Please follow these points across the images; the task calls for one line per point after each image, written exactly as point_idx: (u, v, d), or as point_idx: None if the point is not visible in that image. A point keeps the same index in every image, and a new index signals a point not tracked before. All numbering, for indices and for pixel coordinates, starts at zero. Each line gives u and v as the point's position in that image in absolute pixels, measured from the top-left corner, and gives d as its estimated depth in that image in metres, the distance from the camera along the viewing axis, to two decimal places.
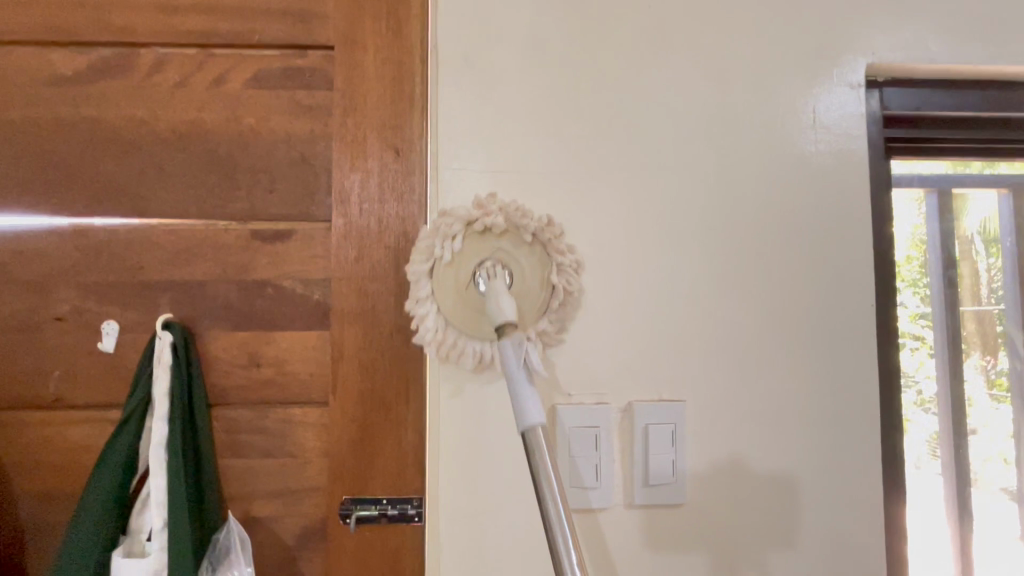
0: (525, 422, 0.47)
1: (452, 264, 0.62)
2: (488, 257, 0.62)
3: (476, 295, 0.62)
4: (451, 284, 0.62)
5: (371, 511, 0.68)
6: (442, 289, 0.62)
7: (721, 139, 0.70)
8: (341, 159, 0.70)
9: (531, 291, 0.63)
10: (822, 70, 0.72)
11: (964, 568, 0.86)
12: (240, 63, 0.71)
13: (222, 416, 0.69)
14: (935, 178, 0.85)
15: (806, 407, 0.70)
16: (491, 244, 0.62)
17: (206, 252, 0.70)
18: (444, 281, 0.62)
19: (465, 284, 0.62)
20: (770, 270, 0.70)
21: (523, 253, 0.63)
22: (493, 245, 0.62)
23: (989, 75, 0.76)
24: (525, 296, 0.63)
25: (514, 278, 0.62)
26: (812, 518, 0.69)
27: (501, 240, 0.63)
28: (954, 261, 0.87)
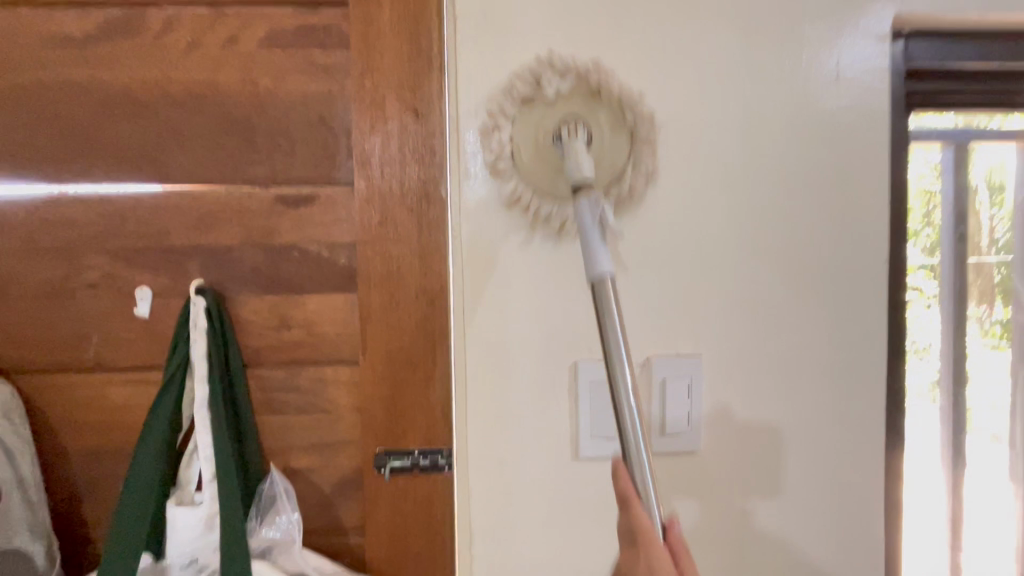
0: (595, 272, 0.50)
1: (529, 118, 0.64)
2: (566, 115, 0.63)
3: (554, 151, 0.63)
4: (530, 140, 0.64)
5: (404, 462, 0.72)
6: (524, 148, 0.64)
7: (743, 96, 0.70)
8: (361, 122, 0.70)
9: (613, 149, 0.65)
10: (848, 21, 0.70)
11: (953, 503, 0.92)
12: (253, 21, 0.69)
13: (257, 376, 0.72)
14: (953, 132, 0.85)
15: (817, 359, 0.73)
16: (569, 104, 0.64)
17: (231, 218, 0.71)
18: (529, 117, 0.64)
19: (546, 134, 0.63)
20: (786, 230, 0.71)
21: (605, 123, 0.64)
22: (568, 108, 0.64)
23: (1017, 25, 0.74)
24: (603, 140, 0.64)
25: (592, 137, 0.64)
26: (817, 462, 0.74)
27: (573, 102, 0.64)
28: (965, 215, 0.87)
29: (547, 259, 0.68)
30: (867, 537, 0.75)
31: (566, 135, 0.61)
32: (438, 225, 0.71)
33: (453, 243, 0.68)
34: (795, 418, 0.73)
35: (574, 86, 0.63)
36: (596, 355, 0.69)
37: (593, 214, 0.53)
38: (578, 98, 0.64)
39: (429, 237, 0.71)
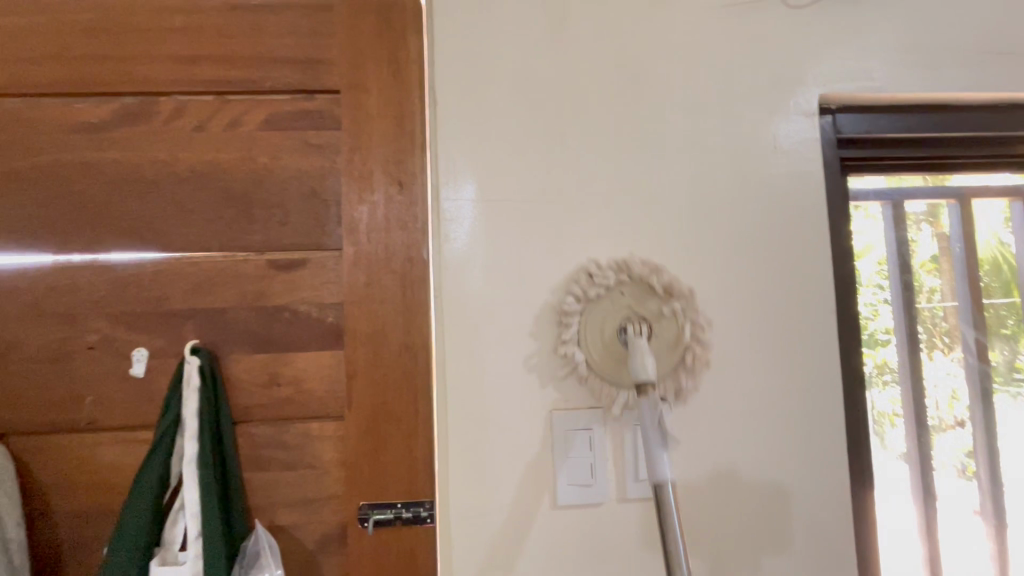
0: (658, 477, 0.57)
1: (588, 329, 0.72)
2: (640, 313, 0.73)
3: (619, 345, 0.71)
4: (600, 343, 0.72)
5: (387, 514, 0.74)
6: (593, 315, 0.72)
7: (693, 166, 0.78)
8: (350, 193, 0.77)
9: (666, 354, 0.73)
10: (780, 100, 0.80)
11: (928, 544, 0.92)
12: (254, 107, 0.78)
13: (245, 432, 0.75)
14: (890, 191, 0.94)
15: (779, 404, 0.77)
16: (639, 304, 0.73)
17: (227, 282, 0.76)
18: (591, 337, 0.72)
19: (610, 328, 0.72)
20: (742, 282, 0.78)
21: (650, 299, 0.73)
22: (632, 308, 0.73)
23: (928, 101, 0.85)
24: (664, 342, 0.73)
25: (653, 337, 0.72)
26: (787, 507, 0.76)
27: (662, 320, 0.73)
28: (909, 266, 0.95)
29: (523, 313, 0.74)
30: None
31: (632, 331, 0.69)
32: (421, 284, 0.76)
33: (432, 243, 0.75)
34: (762, 466, 0.76)
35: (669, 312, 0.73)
36: (569, 405, 0.73)
37: (655, 422, 0.59)
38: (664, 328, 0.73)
39: (412, 296, 0.76)
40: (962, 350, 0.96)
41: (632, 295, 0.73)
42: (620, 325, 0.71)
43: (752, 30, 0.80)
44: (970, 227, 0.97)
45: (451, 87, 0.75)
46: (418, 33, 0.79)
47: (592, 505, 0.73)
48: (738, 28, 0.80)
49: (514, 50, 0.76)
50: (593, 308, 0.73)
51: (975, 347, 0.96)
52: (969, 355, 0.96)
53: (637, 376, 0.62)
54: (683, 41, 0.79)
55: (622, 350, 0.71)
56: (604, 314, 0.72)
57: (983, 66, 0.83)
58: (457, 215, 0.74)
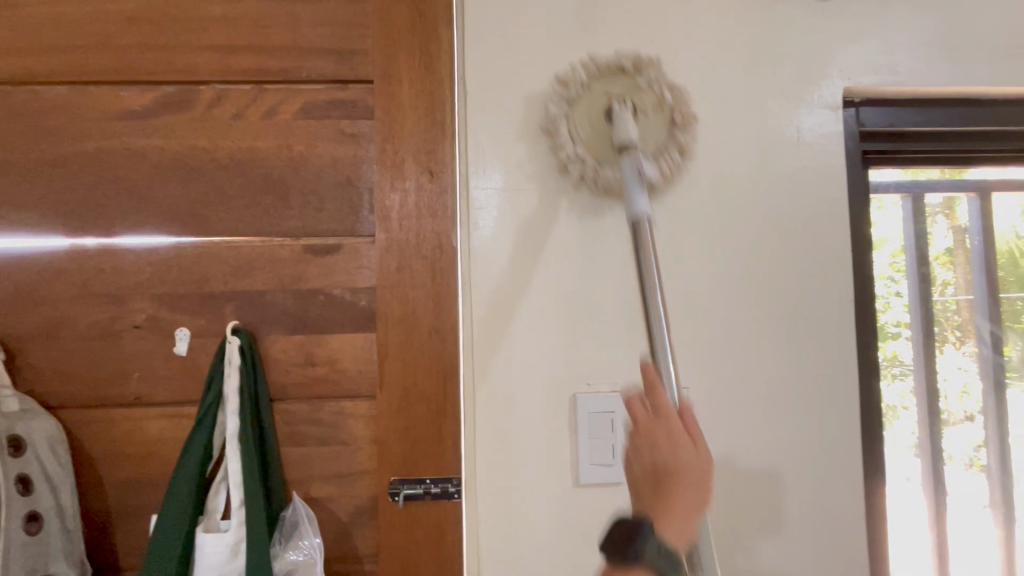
0: (635, 211, 0.65)
1: (591, 142, 0.75)
2: (618, 94, 0.76)
3: (604, 124, 0.75)
4: (588, 106, 0.76)
5: (417, 489, 0.77)
6: (579, 114, 0.75)
7: (716, 158, 0.80)
8: (382, 181, 0.80)
9: (655, 127, 0.76)
10: (804, 93, 0.81)
11: (937, 530, 0.95)
12: (290, 96, 0.80)
13: (282, 409, 0.78)
14: (910, 184, 0.95)
15: (795, 391, 0.80)
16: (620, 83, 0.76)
17: (265, 266, 0.79)
18: (581, 113, 0.76)
19: (599, 112, 0.75)
20: (762, 272, 0.80)
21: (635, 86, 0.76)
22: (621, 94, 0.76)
23: (952, 95, 0.86)
24: (652, 124, 0.76)
25: (639, 117, 0.75)
26: (800, 490, 0.79)
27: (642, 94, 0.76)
28: (927, 259, 0.96)
29: (548, 299, 0.77)
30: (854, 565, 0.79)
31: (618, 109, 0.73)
32: (450, 269, 0.79)
33: (461, 231, 0.78)
34: (777, 449, 0.79)
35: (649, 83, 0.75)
36: (592, 387, 0.77)
37: (635, 170, 0.67)
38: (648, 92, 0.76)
39: (441, 281, 0.79)
40: (977, 342, 0.97)
41: (615, 85, 0.76)
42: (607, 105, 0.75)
43: (778, 23, 0.81)
44: (989, 221, 0.98)
45: (481, 78, 0.77)
46: (448, 24, 0.81)
47: (613, 484, 0.76)
48: (764, 21, 0.81)
49: (543, 42, 0.78)
50: (580, 111, 0.76)
51: (989, 340, 0.97)
52: (984, 347, 0.97)
53: (623, 140, 0.70)
54: (709, 33, 0.80)
55: (608, 127, 0.75)
56: (593, 98, 0.76)
57: (1009, 61, 0.83)
58: (486, 205, 0.77)
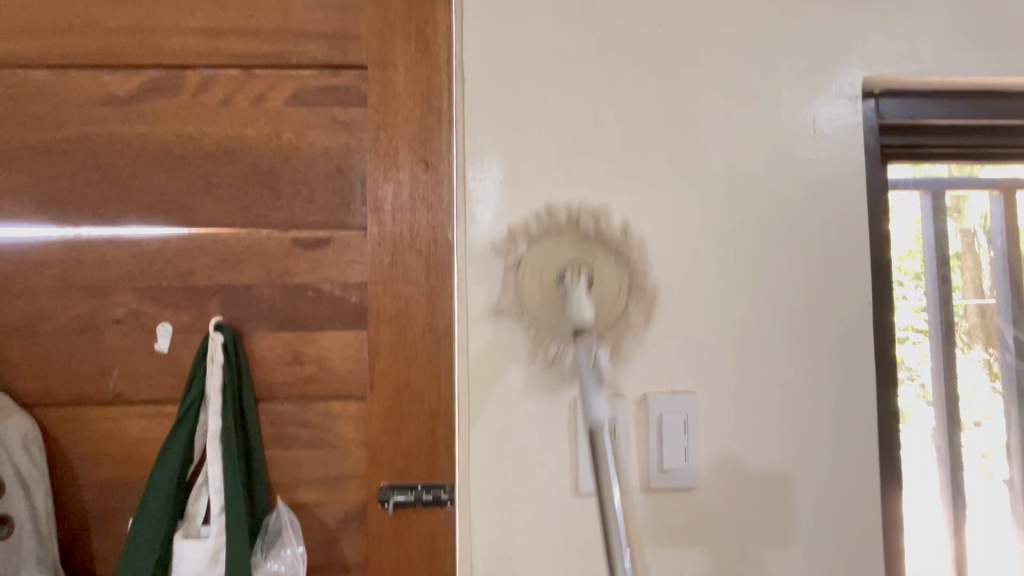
0: (595, 418, 0.59)
1: (534, 307, 0.70)
2: (575, 260, 0.70)
3: (556, 292, 0.70)
4: (537, 274, 0.71)
5: (408, 495, 0.73)
6: (530, 268, 0.71)
7: (727, 151, 0.75)
8: (375, 171, 0.76)
9: (612, 298, 0.71)
10: (821, 83, 0.77)
11: (956, 545, 0.90)
12: (280, 82, 0.77)
13: (268, 410, 0.75)
14: (931, 181, 0.90)
15: (809, 397, 0.75)
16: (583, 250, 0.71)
17: (251, 259, 0.75)
18: (530, 275, 0.71)
19: (551, 278, 0.70)
20: (775, 270, 0.75)
21: (601, 260, 0.71)
22: (580, 254, 0.71)
23: (977, 87, 0.81)
24: (607, 288, 0.71)
25: (595, 283, 0.70)
26: (812, 501, 0.75)
27: (597, 264, 0.71)
28: (947, 259, 0.92)
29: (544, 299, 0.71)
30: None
31: (571, 279, 0.68)
32: (446, 265, 0.75)
33: (457, 227, 0.73)
34: (788, 457, 0.75)
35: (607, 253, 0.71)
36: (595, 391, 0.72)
37: (592, 364, 0.61)
38: (605, 263, 0.71)
39: (436, 277, 0.75)
40: (1000, 347, 0.92)
41: (571, 245, 0.71)
42: (561, 270, 0.70)
43: (795, 8, 0.77)
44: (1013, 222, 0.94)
45: (481, 63, 0.73)
46: (447, 8, 0.77)
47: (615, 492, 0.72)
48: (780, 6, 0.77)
49: (547, 28, 0.74)
50: (529, 275, 0.71)
51: (1013, 345, 0.92)
52: (1007, 353, 0.92)
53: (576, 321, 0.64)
54: (721, 19, 0.76)
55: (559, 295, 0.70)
56: (555, 250, 0.71)
57: None
58: (485, 196, 0.73)
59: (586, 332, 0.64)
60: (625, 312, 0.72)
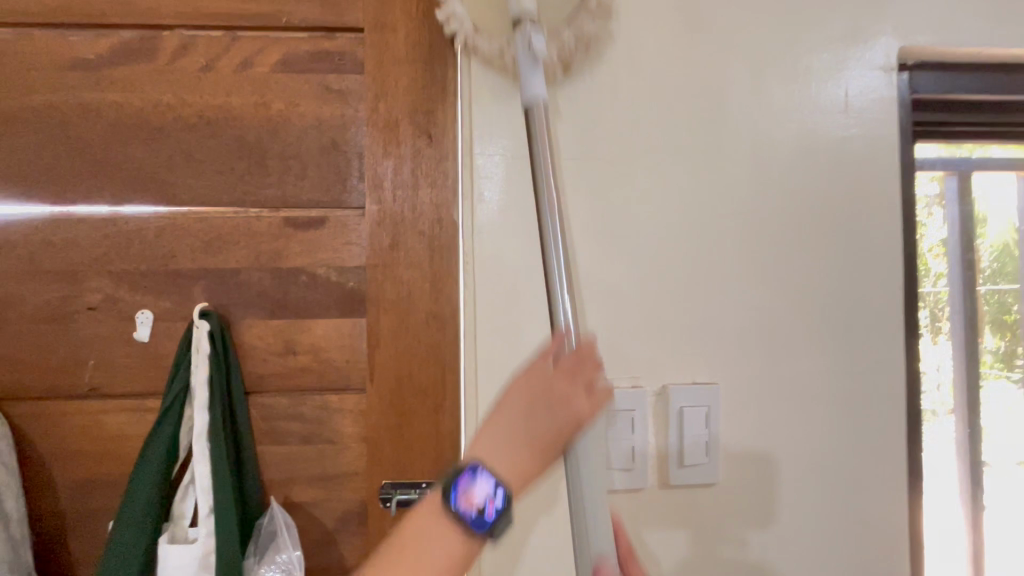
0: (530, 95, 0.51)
1: (485, 27, 0.67)
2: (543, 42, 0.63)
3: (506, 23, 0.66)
4: (486, 16, 0.67)
5: (412, 494, 0.69)
6: (483, 23, 0.67)
7: (753, 126, 0.70)
8: (374, 146, 0.70)
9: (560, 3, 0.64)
10: (854, 53, 0.72)
11: (973, 537, 0.88)
12: (267, 46, 0.70)
13: (260, 404, 0.69)
14: (960, 162, 0.86)
15: (834, 387, 0.71)
16: None
17: (238, 241, 0.69)
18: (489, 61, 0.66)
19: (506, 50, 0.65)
20: (803, 254, 0.71)
21: None
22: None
23: (1015, 60, 0.76)
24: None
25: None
26: (836, 496, 0.71)
27: None
28: (972, 244, 0.88)
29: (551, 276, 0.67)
30: None
31: None
32: (450, 247, 0.70)
33: (462, 203, 0.69)
34: (811, 450, 0.71)
35: None
36: (610, 382, 0.68)
37: (525, 45, 0.52)
38: None
39: (440, 260, 0.70)
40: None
41: None
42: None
43: None
44: None
45: (489, 28, 0.67)
46: None
47: (631, 490, 0.68)
48: None
49: None
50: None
51: None
52: None
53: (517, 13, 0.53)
54: None
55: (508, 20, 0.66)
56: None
57: None
58: (495, 172, 0.67)
59: (526, 16, 0.53)
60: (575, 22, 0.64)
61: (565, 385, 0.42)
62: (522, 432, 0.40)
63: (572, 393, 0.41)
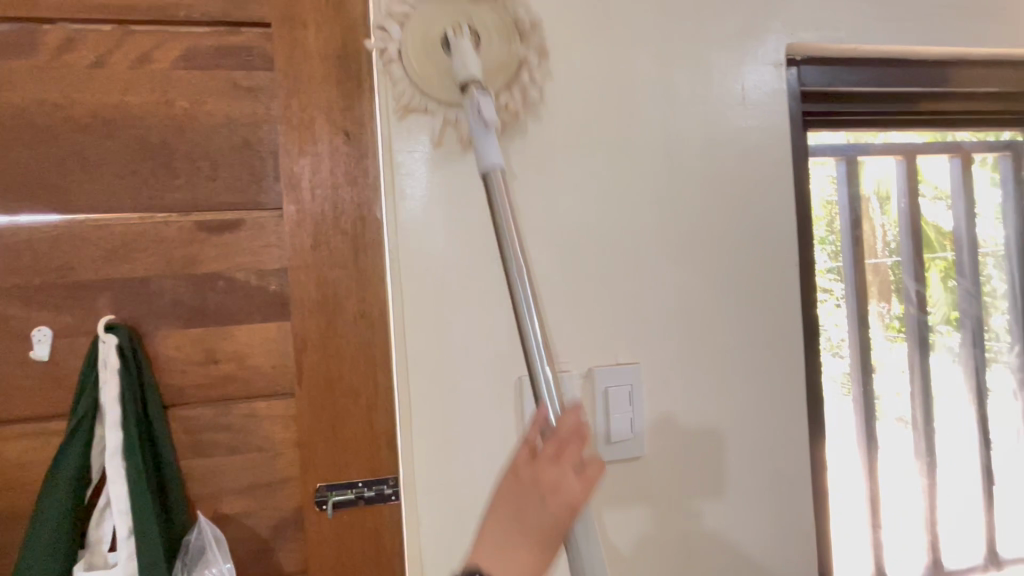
0: (486, 163, 0.54)
1: (418, 66, 0.64)
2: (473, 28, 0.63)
3: (441, 56, 0.64)
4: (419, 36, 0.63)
5: (348, 495, 0.69)
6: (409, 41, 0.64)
7: (662, 118, 0.74)
8: (289, 144, 0.68)
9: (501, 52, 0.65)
10: (749, 49, 0.77)
11: (870, 485, 0.98)
12: (166, 40, 0.66)
13: (181, 417, 0.66)
14: (847, 148, 0.95)
15: (744, 359, 0.77)
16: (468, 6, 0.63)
17: (147, 247, 0.66)
18: (419, 78, 0.64)
19: (444, 68, 0.64)
20: (712, 238, 0.76)
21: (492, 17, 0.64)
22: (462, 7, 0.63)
23: (885, 55, 0.85)
24: (493, 50, 0.64)
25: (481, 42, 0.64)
26: (749, 458, 0.78)
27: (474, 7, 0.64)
28: (860, 222, 0.97)
29: (477, 265, 0.69)
30: (797, 528, 0.79)
31: (453, 35, 0.62)
32: (374, 246, 0.69)
33: (386, 199, 0.68)
34: (725, 418, 0.77)
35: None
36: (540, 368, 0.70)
37: (478, 119, 0.56)
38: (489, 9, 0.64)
39: (365, 259, 0.69)
40: (905, 303, 1.00)
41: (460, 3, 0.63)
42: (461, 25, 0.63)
43: None
44: (914, 184, 1.01)
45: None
46: None
47: None
48: None
49: None
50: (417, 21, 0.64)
51: (916, 298, 1.00)
52: (911, 307, 1.00)
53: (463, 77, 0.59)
54: None
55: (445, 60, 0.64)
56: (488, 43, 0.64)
57: (940, 20, 0.83)
58: (416, 172, 0.68)
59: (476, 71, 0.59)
60: (522, 76, 0.66)
61: (552, 471, 0.47)
62: (514, 526, 0.47)
63: (559, 479, 0.47)
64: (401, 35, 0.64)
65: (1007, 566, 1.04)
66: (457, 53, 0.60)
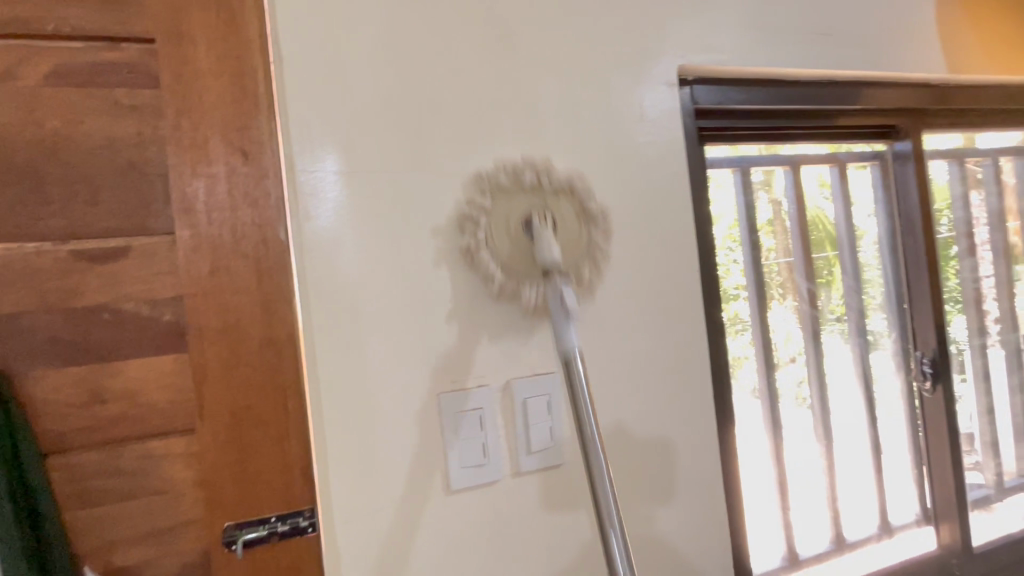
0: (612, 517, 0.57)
1: (509, 259, 0.71)
2: (539, 204, 0.72)
3: (526, 238, 0.71)
4: (506, 237, 0.71)
5: (259, 531, 0.66)
6: (497, 235, 0.71)
7: (567, 136, 0.77)
8: (180, 165, 0.64)
9: (574, 233, 0.74)
10: (644, 70, 0.82)
11: (778, 471, 1.06)
12: (32, 56, 0.61)
13: (63, 464, 0.61)
14: (739, 159, 1.03)
15: (655, 361, 0.81)
16: (542, 194, 0.73)
17: (14, 281, 0.60)
18: (501, 243, 0.71)
19: (519, 228, 0.71)
20: (619, 248, 0.80)
21: (568, 210, 0.74)
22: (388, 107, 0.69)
23: (767, 76, 0.93)
24: (569, 232, 0.74)
25: (557, 225, 0.73)
26: (665, 457, 0.81)
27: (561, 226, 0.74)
28: (756, 227, 1.06)
29: (388, 284, 0.68)
30: (712, 519, 0.84)
31: (538, 224, 0.69)
32: (279, 268, 0.67)
33: (291, 219, 0.66)
34: (642, 421, 0.80)
35: (568, 198, 0.74)
36: (459, 383, 0.70)
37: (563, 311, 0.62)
38: (566, 201, 0.74)
39: (270, 283, 0.67)
40: (798, 300, 1.10)
41: (523, 200, 0.72)
42: (527, 215, 0.71)
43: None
44: (801, 192, 1.11)
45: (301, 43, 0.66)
46: None
47: (487, 484, 0.71)
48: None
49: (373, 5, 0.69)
50: (506, 197, 0.72)
51: (807, 295, 1.10)
52: (804, 304, 1.10)
53: (548, 261, 0.67)
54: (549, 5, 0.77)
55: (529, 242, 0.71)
56: (511, 200, 0.72)
57: (809, 46, 0.92)
58: (324, 192, 0.66)
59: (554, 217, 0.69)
60: (592, 251, 0.76)
61: None
62: None
63: None
64: (479, 232, 0.70)
65: (897, 532, 1.15)
66: (541, 242, 0.68)
